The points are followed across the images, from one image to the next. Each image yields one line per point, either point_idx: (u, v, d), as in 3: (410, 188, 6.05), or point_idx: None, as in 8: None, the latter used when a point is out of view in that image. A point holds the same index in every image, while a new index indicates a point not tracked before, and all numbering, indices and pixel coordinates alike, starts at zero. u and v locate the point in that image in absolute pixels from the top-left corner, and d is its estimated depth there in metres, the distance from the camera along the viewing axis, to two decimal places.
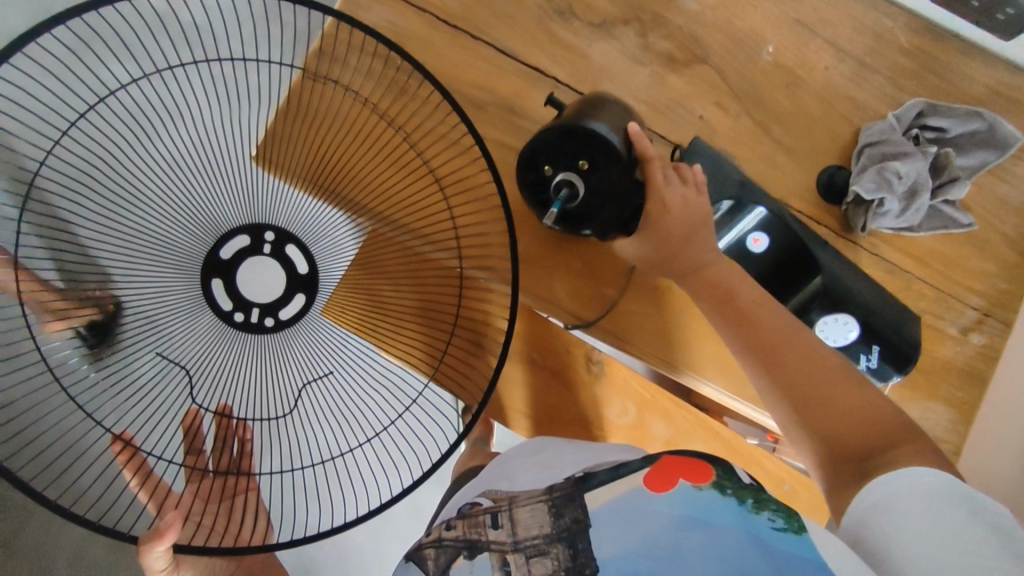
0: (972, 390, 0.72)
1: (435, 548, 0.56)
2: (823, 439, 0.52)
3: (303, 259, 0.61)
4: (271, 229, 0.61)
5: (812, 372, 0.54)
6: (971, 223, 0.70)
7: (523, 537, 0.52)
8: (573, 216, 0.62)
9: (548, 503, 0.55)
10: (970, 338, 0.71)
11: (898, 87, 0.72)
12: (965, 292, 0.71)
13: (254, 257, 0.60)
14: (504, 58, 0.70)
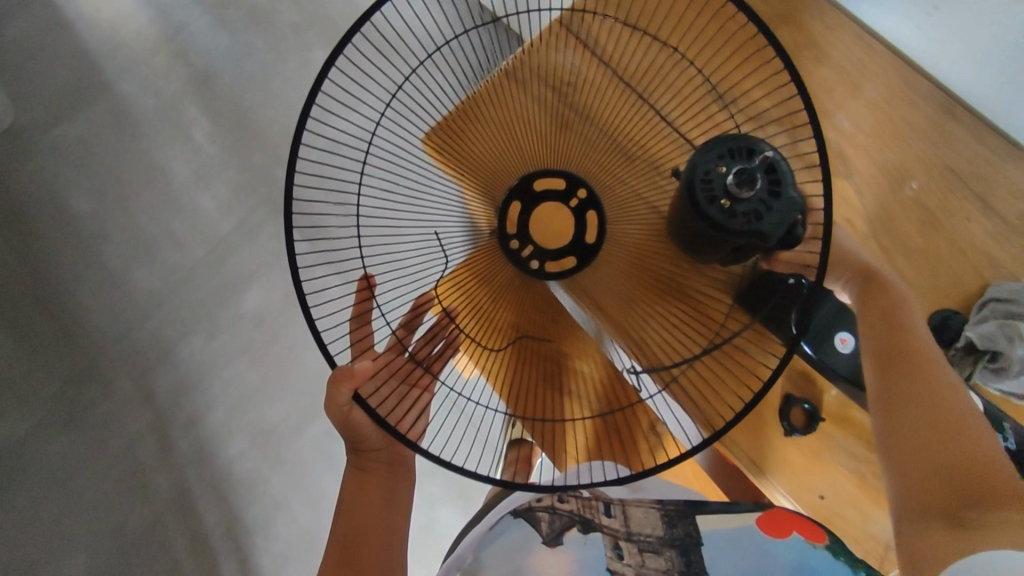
0: None
1: (549, 513, 0.71)
2: (918, 456, 0.55)
3: (592, 232, 0.74)
4: (586, 189, 0.74)
5: (941, 401, 0.57)
6: None
7: (636, 531, 0.68)
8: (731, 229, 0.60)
9: (661, 513, 0.70)
10: None
11: None
12: None
13: (562, 203, 0.74)
14: (660, 121, 0.74)
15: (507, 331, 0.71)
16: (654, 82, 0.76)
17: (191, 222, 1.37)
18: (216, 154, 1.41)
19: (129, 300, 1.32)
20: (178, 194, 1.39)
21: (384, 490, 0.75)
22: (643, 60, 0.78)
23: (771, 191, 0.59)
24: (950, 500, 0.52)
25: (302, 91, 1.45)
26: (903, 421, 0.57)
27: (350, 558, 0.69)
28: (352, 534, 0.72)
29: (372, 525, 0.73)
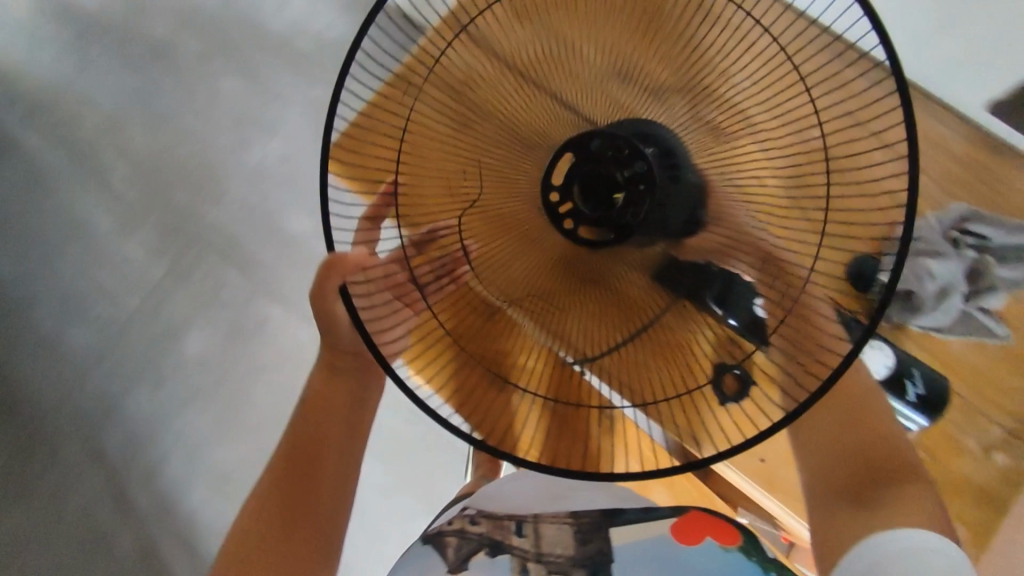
0: (987, 511, 0.66)
1: (458, 537, 0.70)
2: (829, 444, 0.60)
3: (637, 209, 0.67)
4: (642, 161, 0.67)
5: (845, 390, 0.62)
6: (1005, 336, 0.68)
7: (546, 552, 0.68)
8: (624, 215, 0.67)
9: (573, 527, 0.71)
10: (992, 457, 0.67)
11: (946, 192, 0.72)
12: (992, 407, 0.68)
13: (616, 169, 0.67)
14: (563, 109, 0.71)
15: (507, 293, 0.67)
16: (553, 72, 0.72)
17: (121, 271, 1.34)
18: (136, 199, 1.38)
19: (67, 359, 1.29)
20: (103, 244, 1.35)
21: (348, 401, 0.74)
22: (531, 45, 0.72)
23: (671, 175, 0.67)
24: (855, 485, 0.57)
25: (219, 123, 1.42)
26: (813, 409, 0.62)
27: (292, 470, 0.69)
28: (306, 440, 0.71)
29: (325, 437, 0.72)
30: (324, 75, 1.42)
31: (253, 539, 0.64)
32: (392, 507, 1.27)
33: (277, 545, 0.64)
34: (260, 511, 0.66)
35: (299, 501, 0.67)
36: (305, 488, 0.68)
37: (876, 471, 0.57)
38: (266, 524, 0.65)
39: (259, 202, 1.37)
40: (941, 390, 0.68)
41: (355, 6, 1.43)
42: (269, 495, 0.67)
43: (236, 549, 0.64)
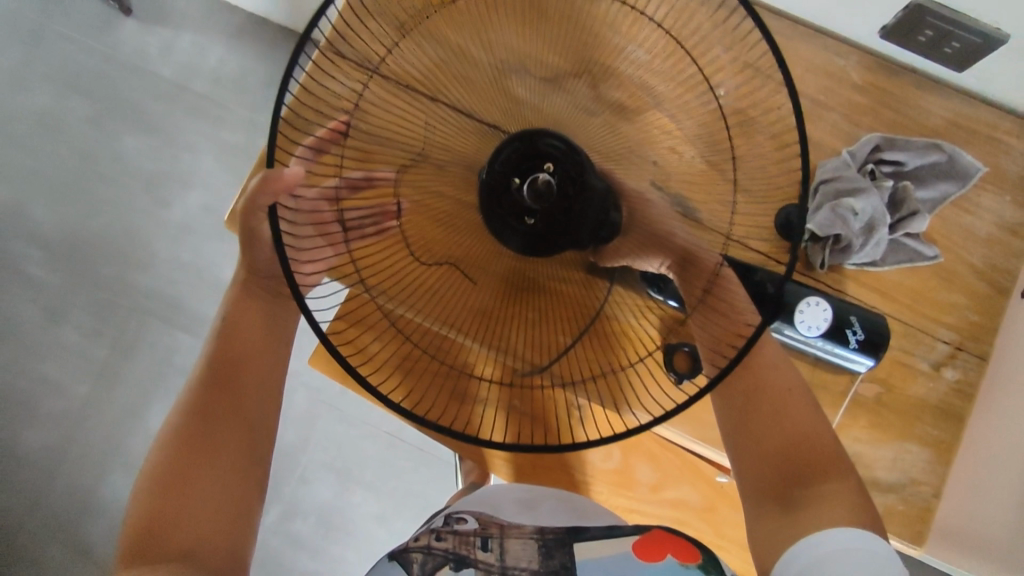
0: (949, 427, 0.68)
1: (424, 554, 0.69)
2: (752, 445, 0.58)
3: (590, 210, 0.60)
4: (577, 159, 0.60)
5: (765, 387, 0.59)
6: (936, 255, 0.69)
7: (511, 563, 0.67)
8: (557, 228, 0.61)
9: (540, 542, 0.71)
10: (943, 374, 0.68)
11: (854, 123, 0.72)
12: (935, 324, 0.69)
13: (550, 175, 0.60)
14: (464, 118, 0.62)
15: (456, 304, 0.62)
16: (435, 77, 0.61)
17: (63, 360, 1.30)
18: (61, 283, 1.32)
19: (29, 464, 1.26)
20: (38, 337, 1.30)
21: (265, 332, 0.68)
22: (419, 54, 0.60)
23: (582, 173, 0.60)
24: (781, 489, 0.56)
25: (128, 185, 1.35)
26: (736, 410, 0.59)
27: (208, 401, 0.64)
28: (221, 372, 0.66)
29: (243, 365, 0.66)
30: (228, 114, 1.37)
31: (177, 471, 0.59)
32: (391, 532, 1.26)
33: (205, 473, 0.60)
34: (181, 443, 0.61)
35: (221, 432, 0.63)
36: (225, 416, 0.63)
37: (801, 468, 0.56)
38: (188, 453, 0.61)
39: (190, 259, 1.33)
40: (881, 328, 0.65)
41: (244, 37, 1.37)
42: (183, 426, 0.62)
43: (158, 482, 0.59)
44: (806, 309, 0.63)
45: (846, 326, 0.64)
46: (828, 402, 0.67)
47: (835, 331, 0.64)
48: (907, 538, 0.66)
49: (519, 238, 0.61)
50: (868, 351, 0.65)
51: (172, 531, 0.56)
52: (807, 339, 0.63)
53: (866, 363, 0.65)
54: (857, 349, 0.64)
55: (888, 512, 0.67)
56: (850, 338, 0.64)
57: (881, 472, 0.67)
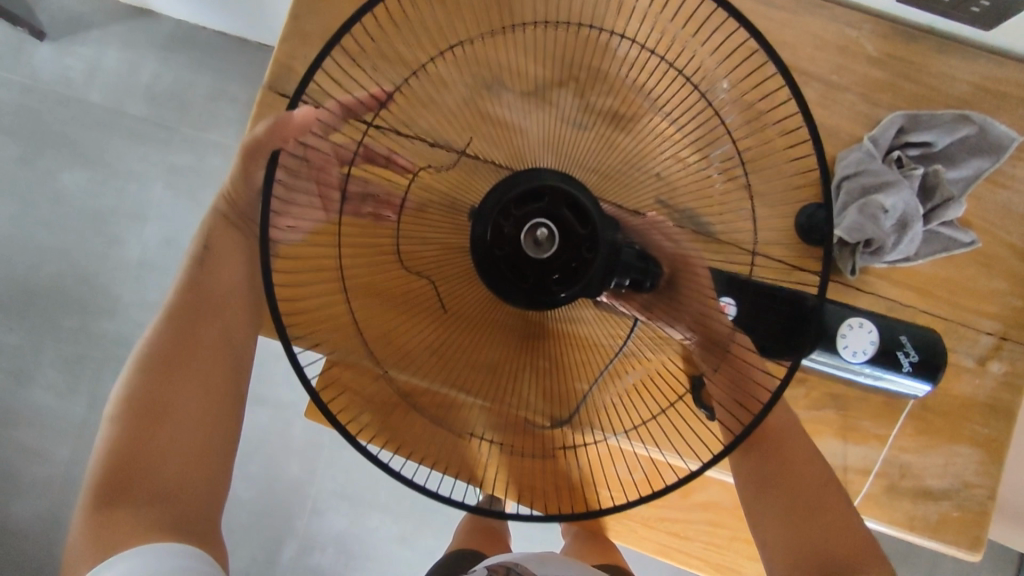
0: (1000, 425, 0.63)
1: None
2: (784, 535, 0.51)
3: (599, 258, 0.50)
4: (582, 205, 0.49)
5: (798, 475, 0.53)
6: (973, 240, 0.63)
7: None
8: (559, 280, 0.50)
9: None
10: (989, 368, 0.63)
11: (873, 102, 0.64)
12: (976, 316, 0.64)
13: (551, 222, 0.49)
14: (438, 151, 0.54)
15: (446, 357, 0.53)
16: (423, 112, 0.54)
17: (40, 425, 1.22)
18: (23, 342, 1.23)
19: (26, 538, 1.20)
20: (8, 406, 1.22)
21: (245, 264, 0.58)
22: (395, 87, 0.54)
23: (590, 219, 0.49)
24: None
25: (76, 228, 1.24)
26: (767, 496, 0.52)
27: (184, 330, 0.55)
28: (200, 300, 0.57)
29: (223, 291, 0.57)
30: (171, 134, 1.24)
31: (151, 404, 0.52)
32: (411, 553, 1.21)
33: (184, 403, 0.52)
34: (154, 374, 0.53)
35: (200, 364, 0.54)
36: (202, 348, 0.55)
37: (840, 564, 0.48)
38: (164, 385, 0.53)
39: (157, 299, 1.23)
40: (936, 347, 0.60)
41: (175, 47, 1.24)
42: (154, 356, 0.54)
43: (132, 418, 0.51)
44: (849, 333, 0.58)
45: (897, 347, 0.59)
46: (872, 413, 0.63)
47: (884, 353, 0.59)
48: (967, 545, 0.62)
49: (523, 294, 0.50)
50: (924, 375, 0.59)
51: (144, 478, 0.49)
52: (848, 364, 0.58)
53: (929, 383, 0.59)
54: (911, 372, 0.59)
55: (943, 521, 0.62)
56: (902, 360, 0.59)
57: (933, 480, 0.63)
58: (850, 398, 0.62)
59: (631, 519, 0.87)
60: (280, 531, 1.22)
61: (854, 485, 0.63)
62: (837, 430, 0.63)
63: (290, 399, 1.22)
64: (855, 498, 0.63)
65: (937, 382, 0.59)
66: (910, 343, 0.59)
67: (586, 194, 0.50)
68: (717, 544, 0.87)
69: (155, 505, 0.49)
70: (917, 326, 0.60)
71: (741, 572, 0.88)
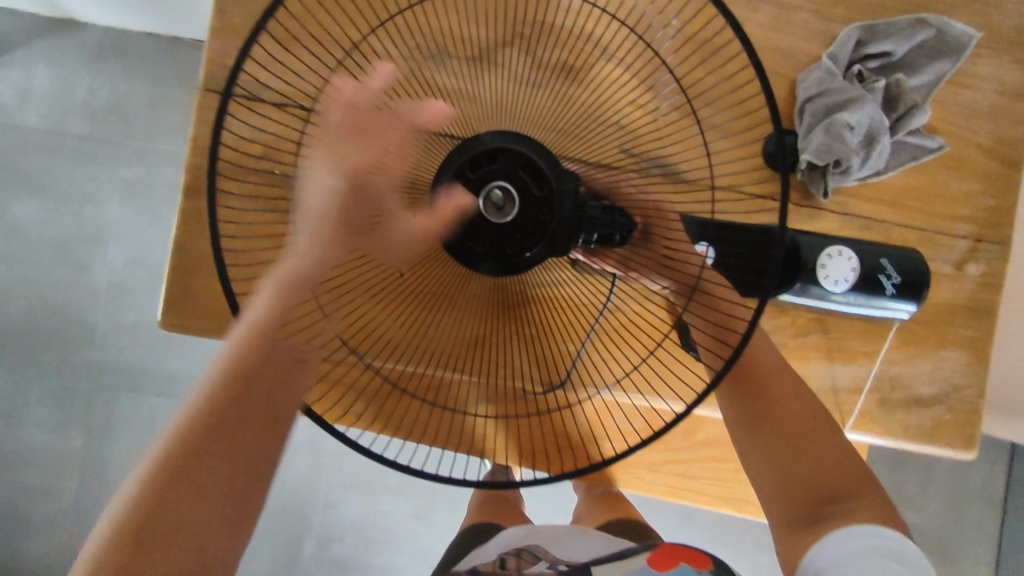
0: (983, 324, 0.64)
1: None
2: (775, 471, 0.51)
3: (561, 209, 0.48)
4: (533, 162, 0.48)
5: (789, 413, 0.53)
6: (940, 145, 0.63)
7: None
8: (526, 236, 0.49)
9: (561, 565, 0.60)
10: (967, 271, 0.64)
11: (827, 19, 0.63)
12: (950, 222, 0.64)
13: (507, 182, 0.48)
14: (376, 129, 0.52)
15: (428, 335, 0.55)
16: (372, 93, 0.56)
17: (41, 463, 1.20)
18: (7, 383, 1.20)
19: None
20: (5, 448, 1.20)
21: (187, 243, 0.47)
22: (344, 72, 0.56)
23: (543, 176, 0.48)
24: (808, 505, 0.50)
25: (39, 258, 1.20)
26: (760, 435, 0.53)
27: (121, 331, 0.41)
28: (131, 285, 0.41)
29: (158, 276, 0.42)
30: (118, 148, 1.19)
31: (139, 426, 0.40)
32: (429, 528, 1.22)
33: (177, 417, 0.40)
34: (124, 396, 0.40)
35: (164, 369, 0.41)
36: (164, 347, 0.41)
37: (830, 493, 0.50)
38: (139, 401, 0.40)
39: (134, 320, 1.20)
40: (919, 265, 0.57)
41: (106, 57, 1.18)
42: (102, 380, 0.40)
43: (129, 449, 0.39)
44: (829, 262, 0.55)
45: (878, 271, 0.56)
46: (858, 331, 0.63)
47: (865, 279, 0.55)
48: (962, 445, 0.63)
49: (487, 259, 0.49)
50: (909, 296, 0.56)
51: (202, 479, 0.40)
52: (828, 294, 0.55)
53: (914, 304, 0.56)
54: (895, 295, 0.56)
55: (938, 425, 0.63)
56: (884, 283, 0.56)
57: (923, 387, 0.64)
58: (835, 321, 0.63)
59: (635, 465, 0.87)
60: (299, 528, 1.23)
61: (848, 404, 0.63)
62: (826, 353, 0.63)
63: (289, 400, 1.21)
64: (851, 417, 0.63)
65: (922, 299, 0.56)
66: (893, 266, 0.56)
67: (536, 149, 0.48)
68: (723, 477, 0.89)
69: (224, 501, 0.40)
70: (895, 247, 0.57)
71: (749, 501, 0.89)
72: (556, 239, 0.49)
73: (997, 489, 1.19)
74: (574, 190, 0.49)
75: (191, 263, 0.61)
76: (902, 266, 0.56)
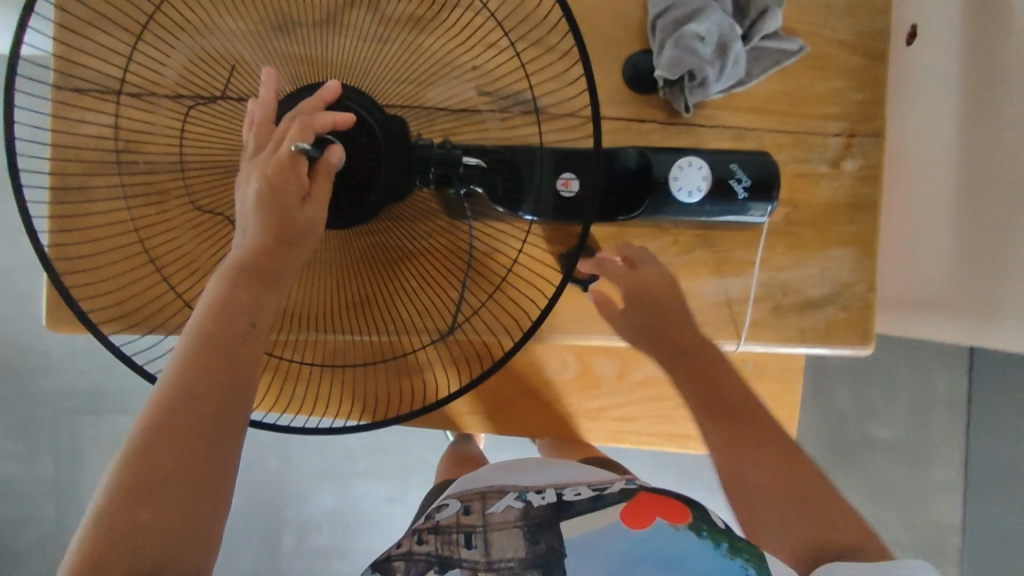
0: (866, 220, 0.65)
1: (403, 560, 0.50)
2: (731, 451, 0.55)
3: (396, 152, 0.51)
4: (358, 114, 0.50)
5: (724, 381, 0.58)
6: (801, 47, 0.62)
7: (496, 557, 0.49)
8: (363, 186, 0.51)
9: (523, 527, 0.52)
10: (844, 168, 0.64)
11: None
12: (822, 121, 0.64)
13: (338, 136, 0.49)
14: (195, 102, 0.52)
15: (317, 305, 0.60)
16: (189, 67, 0.55)
17: (17, 493, 1.22)
18: None
19: None
20: None
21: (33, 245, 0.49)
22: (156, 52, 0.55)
23: (369, 126, 0.50)
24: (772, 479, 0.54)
25: None
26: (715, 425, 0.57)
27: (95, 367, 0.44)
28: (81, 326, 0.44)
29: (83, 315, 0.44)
30: None
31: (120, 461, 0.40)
32: (403, 507, 1.23)
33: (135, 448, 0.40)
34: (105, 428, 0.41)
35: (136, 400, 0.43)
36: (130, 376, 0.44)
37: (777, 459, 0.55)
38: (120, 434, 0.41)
39: (85, 343, 1.20)
40: (769, 166, 0.57)
41: None
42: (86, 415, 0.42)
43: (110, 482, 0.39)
44: (682, 174, 0.55)
45: (729, 176, 0.56)
46: (741, 242, 0.64)
47: (718, 186, 0.56)
48: (859, 341, 0.65)
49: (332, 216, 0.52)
50: (763, 197, 0.57)
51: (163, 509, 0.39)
52: (682, 206, 0.56)
53: (767, 205, 0.57)
54: (749, 199, 0.57)
55: (833, 325, 0.65)
56: (737, 188, 0.56)
57: (814, 290, 0.65)
58: (717, 234, 0.64)
59: (573, 413, 0.87)
60: (277, 523, 1.24)
61: (740, 314, 0.65)
62: (713, 267, 0.64)
63: None
64: (745, 327, 0.65)
65: (774, 200, 0.57)
66: (744, 170, 0.57)
67: (358, 99, 0.51)
68: (662, 415, 0.88)
69: (191, 511, 0.39)
70: (745, 152, 0.58)
71: (693, 435, 0.89)
72: (394, 184, 0.51)
73: (959, 397, 1.17)
74: (401, 129, 0.51)
75: None
76: (756, 169, 0.57)
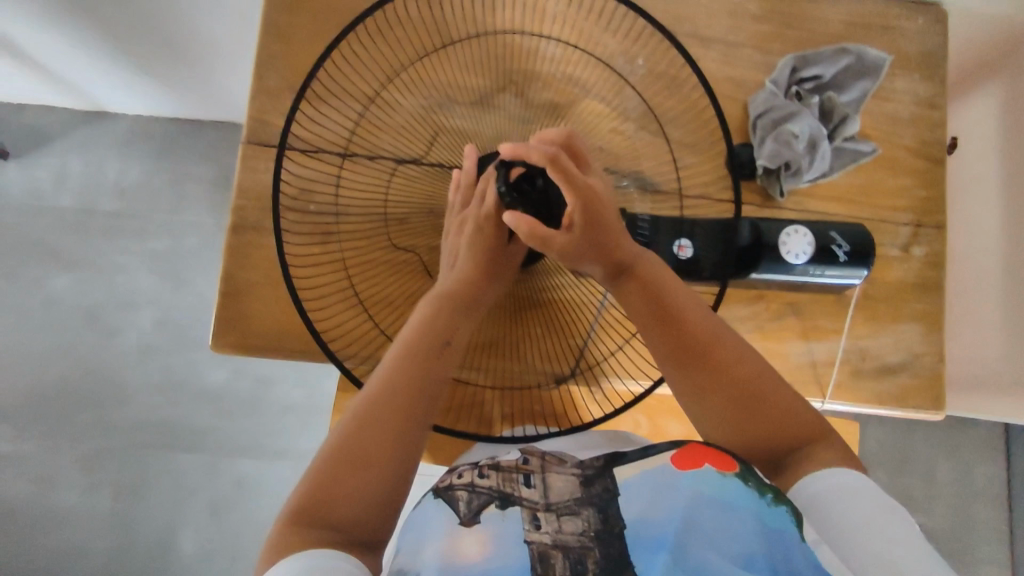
0: (933, 298, 0.73)
1: (467, 491, 0.54)
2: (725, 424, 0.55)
3: None
4: None
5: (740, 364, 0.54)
6: (874, 148, 0.73)
7: (555, 499, 0.51)
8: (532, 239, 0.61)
9: (579, 475, 0.54)
10: (913, 253, 0.74)
11: (766, 52, 0.75)
12: (893, 212, 0.74)
13: None
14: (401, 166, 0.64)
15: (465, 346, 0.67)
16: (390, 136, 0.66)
17: (73, 524, 1.23)
18: (40, 449, 1.25)
19: None
20: (38, 512, 1.24)
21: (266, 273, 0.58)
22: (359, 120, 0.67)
23: None
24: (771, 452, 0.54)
25: (72, 331, 1.28)
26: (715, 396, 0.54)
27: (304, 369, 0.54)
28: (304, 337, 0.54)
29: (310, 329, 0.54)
30: (149, 221, 1.29)
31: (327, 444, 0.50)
32: None
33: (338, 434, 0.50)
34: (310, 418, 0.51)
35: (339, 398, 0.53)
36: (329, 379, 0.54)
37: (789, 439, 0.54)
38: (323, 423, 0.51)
39: (162, 378, 1.26)
40: (862, 236, 0.67)
41: (134, 142, 1.29)
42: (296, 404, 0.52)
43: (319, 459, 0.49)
44: (789, 240, 0.65)
45: (831, 243, 0.66)
46: (826, 310, 0.72)
47: (821, 250, 0.66)
48: (929, 405, 0.72)
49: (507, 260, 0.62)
50: (858, 262, 0.67)
51: (372, 478, 0.49)
52: (793, 267, 0.65)
53: (863, 269, 0.67)
54: (847, 261, 0.66)
55: (906, 390, 0.72)
56: (838, 253, 0.66)
57: (889, 357, 0.72)
58: (807, 301, 0.72)
59: None
60: None
61: (825, 375, 0.72)
62: (803, 332, 0.72)
63: (302, 450, 1.23)
64: (828, 386, 0.72)
65: (869, 266, 0.67)
66: (842, 237, 0.67)
67: None
68: None
69: (377, 491, 0.49)
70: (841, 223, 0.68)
71: None
72: None
73: (997, 485, 1.22)
74: None
75: (239, 288, 0.69)
76: (854, 239, 0.67)
